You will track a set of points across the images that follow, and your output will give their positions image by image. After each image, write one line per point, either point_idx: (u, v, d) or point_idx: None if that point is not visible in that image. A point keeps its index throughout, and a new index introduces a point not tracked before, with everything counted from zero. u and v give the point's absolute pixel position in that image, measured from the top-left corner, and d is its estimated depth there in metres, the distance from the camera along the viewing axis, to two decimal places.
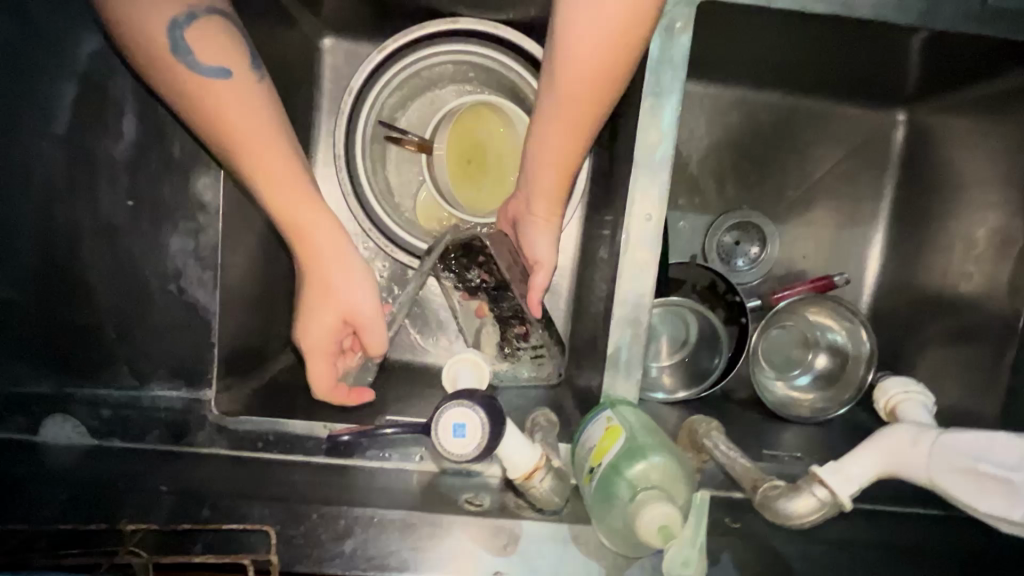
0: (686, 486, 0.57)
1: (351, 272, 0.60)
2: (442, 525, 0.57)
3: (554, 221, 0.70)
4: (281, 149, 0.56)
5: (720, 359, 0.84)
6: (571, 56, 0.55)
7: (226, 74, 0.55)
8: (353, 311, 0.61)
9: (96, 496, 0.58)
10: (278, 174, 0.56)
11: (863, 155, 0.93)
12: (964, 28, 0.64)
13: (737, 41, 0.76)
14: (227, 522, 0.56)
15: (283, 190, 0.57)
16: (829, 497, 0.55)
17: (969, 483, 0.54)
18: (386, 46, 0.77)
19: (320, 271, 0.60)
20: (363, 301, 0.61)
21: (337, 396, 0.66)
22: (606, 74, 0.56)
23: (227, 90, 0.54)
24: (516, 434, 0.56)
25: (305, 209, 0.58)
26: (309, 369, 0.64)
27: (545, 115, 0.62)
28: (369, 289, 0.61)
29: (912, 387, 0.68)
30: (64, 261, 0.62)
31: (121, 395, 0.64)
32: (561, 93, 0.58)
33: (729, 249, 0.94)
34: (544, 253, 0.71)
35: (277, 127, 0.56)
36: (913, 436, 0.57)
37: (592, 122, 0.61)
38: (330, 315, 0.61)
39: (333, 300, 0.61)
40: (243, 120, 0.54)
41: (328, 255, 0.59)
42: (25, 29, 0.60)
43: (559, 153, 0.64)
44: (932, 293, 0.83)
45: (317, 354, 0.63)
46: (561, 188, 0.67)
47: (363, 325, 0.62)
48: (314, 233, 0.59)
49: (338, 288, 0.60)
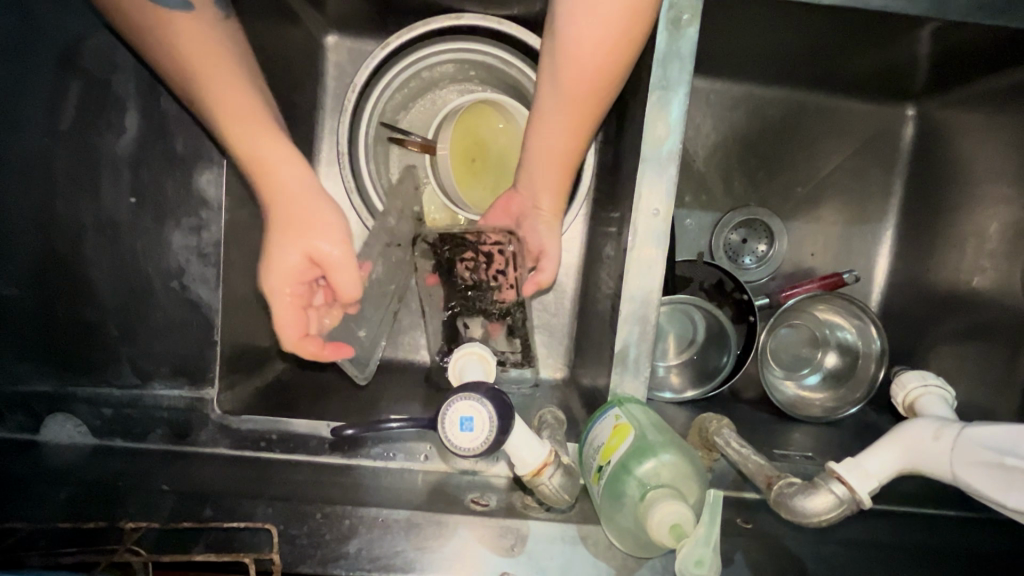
0: (697, 484, 0.56)
1: (315, 203, 0.56)
2: (448, 525, 0.56)
3: (558, 212, 0.72)
4: (246, 89, 0.55)
5: (729, 357, 0.83)
6: (574, 54, 0.57)
7: (183, 6, 0.52)
8: (319, 253, 0.57)
9: (97, 496, 0.56)
10: (236, 105, 0.54)
11: (871, 150, 0.92)
12: (976, 18, 0.64)
13: (745, 35, 0.76)
14: (226, 520, 0.55)
15: (239, 120, 0.54)
16: (848, 494, 0.53)
17: (993, 477, 0.51)
18: (390, 43, 0.76)
19: (284, 205, 0.56)
20: (326, 241, 0.57)
21: (307, 351, 0.60)
22: (608, 70, 0.58)
23: (186, 25, 0.52)
24: (523, 429, 0.55)
25: (267, 147, 0.55)
26: (276, 318, 0.59)
27: (545, 113, 0.64)
28: (338, 228, 0.57)
29: (931, 380, 0.67)
30: (65, 257, 0.62)
31: (123, 395, 0.64)
32: (565, 93, 0.61)
33: (736, 248, 0.92)
34: (548, 242, 0.71)
35: (234, 64, 0.55)
36: (932, 432, 0.55)
37: (593, 118, 0.63)
38: (292, 255, 0.56)
39: (297, 237, 0.56)
40: (200, 52, 0.53)
41: (293, 195, 0.56)
42: (26, 24, 0.59)
43: (562, 149, 0.66)
44: (945, 290, 0.81)
45: (283, 298, 0.58)
46: (564, 181, 0.70)
47: (332, 267, 0.57)
48: (272, 160, 0.55)
49: (303, 228, 0.56)
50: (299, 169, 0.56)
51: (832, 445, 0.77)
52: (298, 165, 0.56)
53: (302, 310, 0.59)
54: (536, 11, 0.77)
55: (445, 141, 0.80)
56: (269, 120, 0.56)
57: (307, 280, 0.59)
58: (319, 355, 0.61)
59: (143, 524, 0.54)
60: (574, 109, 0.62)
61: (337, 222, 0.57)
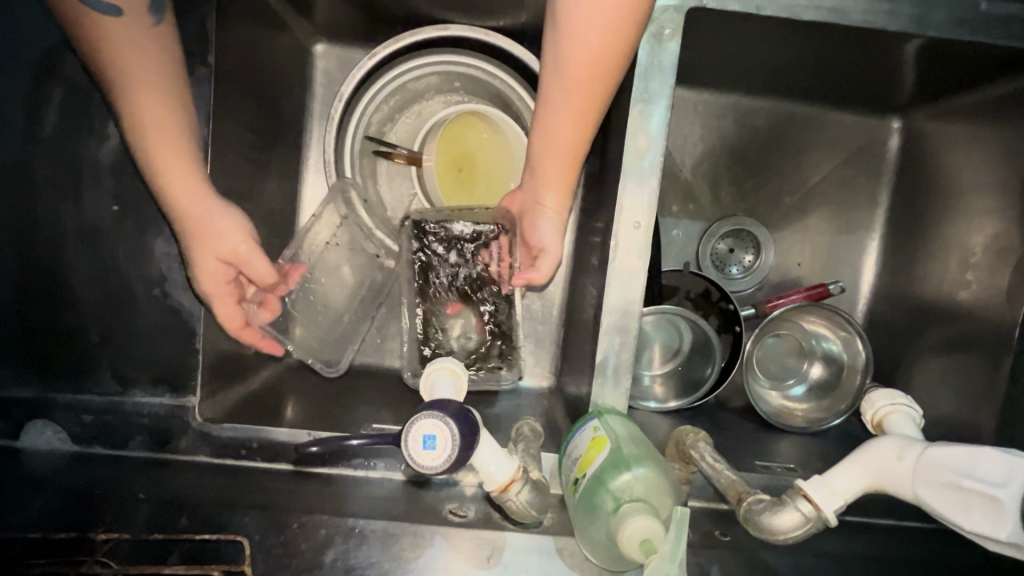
0: (670, 499, 0.56)
1: (215, 209, 0.62)
2: (425, 535, 0.56)
3: (561, 209, 0.68)
4: (165, 93, 0.59)
5: (714, 368, 0.83)
6: (576, 46, 0.55)
7: (114, 12, 0.56)
8: (231, 250, 0.64)
9: (76, 505, 0.56)
10: (151, 118, 0.58)
11: (857, 161, 0.92)
12: (955, 34, 0.64)
13: (730, 48, 0.76)
14: (200, 530, 0.56)
15: (156, 132, 0.58)
16: (813, 512, 0.55)
17: (951, 498, 0.52)
18: (377, 52, 0.76)
19: (181, 213, 0.60)
20: (234, 240, 0.63)
21: (242, 335, 0.68)
22: (610, 53, 0.55)
23: (120, 33, 0.57)
24: (491, 442, 0.55)
25: (171, 155, 0.59)
26: (218, 313, 0.65)
27: (546, 105, 0.61)
28: (240, 228, 0.64)
29: (898, 399, 0.67)
30: (47, 264, 0.62)
31: (103, 401, 0.64)
32: (567, 81, 0.58)
33: (723, 257, 0.92)
34: (550, 240, 0.68)
35: (162, 67, 0.59)
36: (897, 450, 0.56)
37: (595, 109, 0.60)
38: (203, 257, 0.62)
39: (205, 241, 0.62)
40: (135, 64, 0.57)
41: (198, 199, 0.61)
42: (10, 30, 0.60)
43: (567, 143, 0.62)
44: (929, 301, 0.82)
45: (219, 298, 0.64)
46: (569, 178, 0.66)
47: (246, 262, 0.65)
48: (171, 171, 0.59)
49: (213, 230, 0.62)
50: (196, 178, 0.61)
51: (814, 455, 0.77)
52: (194, 178, 0.61)
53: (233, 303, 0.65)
54: (523, 22, 0.78)
55: (429, 152, 0.81)
56: (181, 133, 0.60)
57: (232, 279, 0.65)
58: (255, 338, 0.70)
59: (116, 536, 0.55)
60: (577, 102, 0.59)
61: (238, 222, 0.64)
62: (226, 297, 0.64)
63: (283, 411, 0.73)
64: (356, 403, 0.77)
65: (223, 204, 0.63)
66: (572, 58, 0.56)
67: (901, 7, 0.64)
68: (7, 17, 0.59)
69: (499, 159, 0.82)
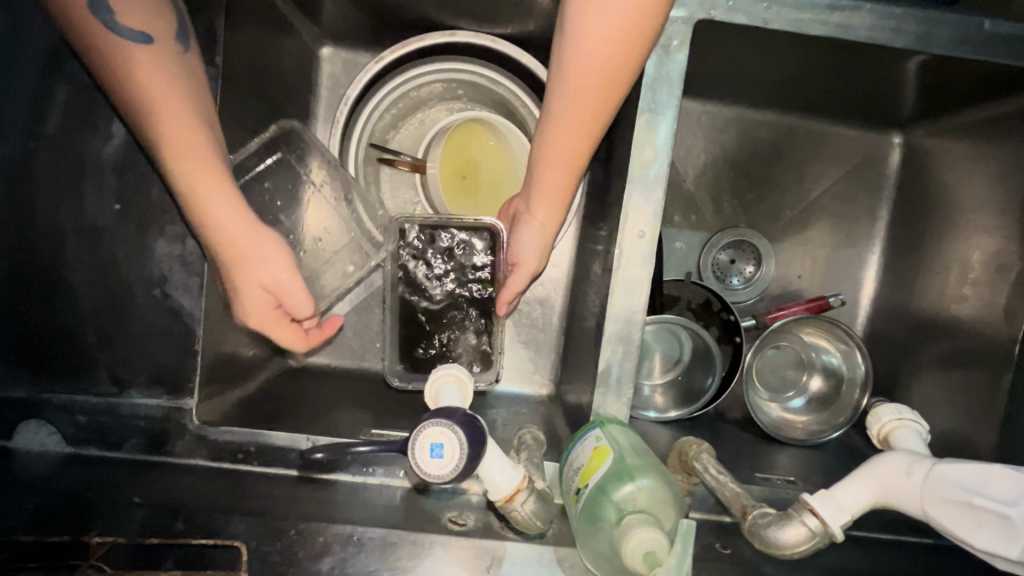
0: (673, 512, 0.56)
1: (265, 248, 0.59)
2: (424, 544, 0.55)
3: (547, 227, 0.66)
4: (197, 120, 0.53)
5: (714, 379, 0.82)
6: (582, 57, 0.51)
7: (145, 39, 0.52)
8: (278, 286, 0.61)
9: (65, 508, 0.55)
10: (178, 136, 0.52)
11: (858, 175, 0.93)
12: (959, 52, 0.65)
13: (735, 60, 0.77)
14: (195, 536, 0.55)
15: (190, 161, 0.53)
16: (820, 527, 0.54)
17: (963, 516, 0.52)
18: (383, 57, 0.76)
19: (217, 236, 0.56)
20: (278, 269, 0.60)
21: (309, 343, 0.71)
22: (621, 67, 0.51)
23: (144, 56, 0.52)
24: (496, 453, 0.55)
25: (211, 186, 0.54)
26: (274, 334, 0.66)
27: (548, 116, 0.57)
28: (288, 263, 0.61)
29: (905, 413, 0.67)
30: (46, 263, 0.61)
31: (99, 402, 0.63)
32: (571, 93, 0.53)
33: (724, 268, 0.93)
34: (527, 257, 0.68)
35: (187, 90, 0.54)
36: (905, 466, 0.56)
37: (601, 124, 0.56)
38: (248, 288, 0.60)
39: (249, 275, 0.59)
40: (158, 88, 0.51)
41: (244, 237, 0.57)
42: (14, 27, 0.59)
43: (568, 158, 0.58)
44: (929, 315, 0.82)
45: (270, 323, 0.64)
46: (565, 194, 0.63)
47: (288, 297, 0.62)
48: (212, 201, 0.55)
49: (257, 266, 0.59)
50: (242, 212, 0.57)
51: (815, 468, 0.76)
52: (232, 200, 0.56)
53: (286, 322, 0.66)
54: (528, 30, 0.78)
55: (434, 159, 0.81)
56: (210, 147, 0.54)
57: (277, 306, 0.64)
58: (321, 338, 0.74)
59: (111, 540, 0.54)
60: (580, 122, 0.55)
61: (282, 249, 0.60)
62: (280, 319, 0.65)
63: (281, 416, 0.72)
64: (353, 411, 0.77)
65: (263, 230, 0.59)
66: (577, 68, 0.51)
67: (907, 24, 0.64)
68: (13, 14, 0.59)
69: (501, 167, 0.82)
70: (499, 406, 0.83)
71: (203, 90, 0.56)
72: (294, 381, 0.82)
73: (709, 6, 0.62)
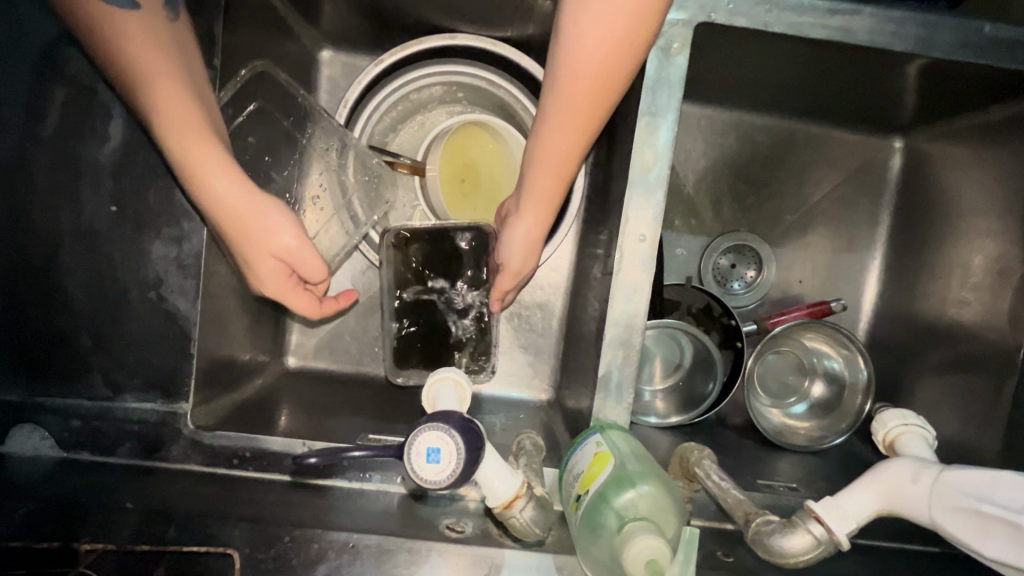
0: (675, 518, 0.55)
1: (267, 216, 0.57)
2: (421, 552, 0.54)
3: (536, 230, 0.63)
4: (185, 91, 0.54)
5: (715, 384, 0.82)
6: (574, 56, 0.50)
7: (131, 6, 0.52)
8: (284, 252, 0.59)
9: (54, 515, 0.54)
10: (175, 111, 0.53)
11: (859, 180, 0.92)
12: (959, 56, 0.65)
13: (734, 64, 0.77)
14: (188, 543, 0.54)
15: (179, 130, 0.53)
16: (826, 535, 0.54)
17: (973, 524, 0.51)
18: (382, 60, 0.77)
19: (220, 210, 0.55)
20: (285, 235, 0.58)
21: (324, 311, 0.69)
22: (617, 62, 0.50)
23: (134, 22, 0.52)
24: (495, 458, 0.54)
25: (205, 155, 0.54)
26: (290, 302, 0.65)
27: (541, 117, 0.56)
28: (292, 226, 0.58)
29: (910, 419, 0.66)
30: (41, 265, 0.61)
31: (92, 406, 0.62)
32: (562, 95, 0.52)
33: (724, 272, 0.92)
34: (512, 260, 0.66)
35: (178, 63, 0.54)
36: (912, 473, 0.55)
37: (591, 126, 0.55)
38: (259, 258, 0.58)
39: (252, 243, 0.57)
40: (148, 58, 0.52)
41: (243, 206, 0.55)
42: (13, 29, 0.59)
43: (558, 162, 0.57)
44: (931, 320, 0.81)
45: (281, 289, 0.62)
46: (554, 199, 0.61)
47: (299, 261, 0.60)
48: (204, 169, 0.54)
49: (257, 233, 0.57)
50: (235, 178, 0.55)
51: (818, 475, 0.75)
52: (226, 167, 0.55)
53: (302, 291, 0.65)
54: (528, 33, 0.78)
55: (434, 161, 0.81)
56: (203, 123, 0.54)
57: (288, 271, 0.62)
58: (336, 308, 0.71)
59: (100, 546, 0.54)
60: (574, 121, 0.54)
61: (284, 215, 0.58)
62: (294, 287, 0.63)
63: (277, 421, 0.71)
64: (349, 416, 0.76)
65: (265, 198, 0.57)
66: (569, 68, 0.51)
67: (908, 27, 0.64)
68: (12, 15, 0.59)
69: (500, 170, 0.82)
70: (498, 411, 0.83)
71: (196, 62, 0.57)
72: (291, 385, 0.81)
73: (710, 8, 0.62)
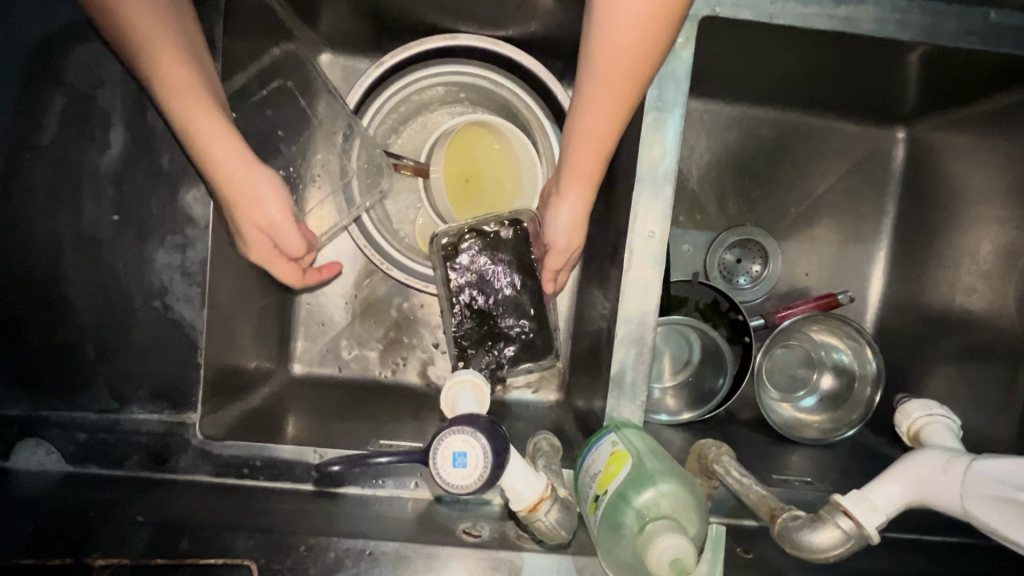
0: (697, 515, 0.54)
1: (256, 184, 0.57)
2: (438, 557, 0.53)
3: (580, 208, 0.62)
4: (186, 56, 0.53)
5: (725, 379, 0.81)
6: (608, 19, 0.47)
7: None
8: (269, 222, 0.59)
9: (63, 530, 0.53)
10: (176, 75, 0.52)
11: (862, 172, 0.92)
12: (965, 43, 0.65)
13: (738, 58, 0.76)
14: (203, 556, 0.53)
15: (183, 93, 0.53)
16: (855, 528, 0.53)
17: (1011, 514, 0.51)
18: (383, 63, 0.77)
19: (217, 178, 0.55)
20: (270, 205, 0.58)
21: (306, 281, 0.69)
22: (647, 42, 0.49)
23: None
24: (519, 462, 0.53)
25: (205, 119, 0.54)
26: (274, 271, 0.65)
27: (578, 93, 0.55)
28: (280, 196, 0.58)
29: (935, 410, 0.66)
30: (43, 277, 0.60)
31: (99, 419, 0.61)
32: (596, 72, 0.51)
33: (730, 267, 0.92)
34: (559, 237, 0.64)
35: (176, 25, 0.53)
36: (942, 463, 0.55)
37: (628, 105, 0.53)
38: (244, 225, 0.58)
39: (241, 213, 0.57)
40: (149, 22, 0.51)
41: (237, 172, 0.55)
42: (10, 36, 0.58)
43: (596, 144, 0.56)
44: (939, 310, 0.81)
45: (265, 258, 0.63)
46: (595, 175, 0.60)
47: (281, 232, 0.60)
48: (203, 132, 0.54)
49: (246, 201, 0.57)
50: (232, 143, 0.55)
51: (830, 469, 0.75)
52: (224, 130, 0.55)
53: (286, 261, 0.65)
54: (530, 31, 0.77)
55: (438, 164, 0.79)
56: (206, 90, 0.54)
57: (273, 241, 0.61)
58: (319, 279, 0.72)
59: (114, 560, 0.52)
60: (606, 100, 0.53)
61: (274, 184, 0.58)
62: (276, 257, 0.63)
63: (284, 430, 0.70)
64: (358, 423, 0.75)
65: (259, 165, 0.57)
66: (601, 47, 0.49)
67: (913, 15, 0.64)
68: (9, 23, 0.58)
69: (507, 169, 0.81)
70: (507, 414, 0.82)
71: (194, 24, 0.56)
72: (296, 393, 0.81)
73: (714, 3, 0.62)
